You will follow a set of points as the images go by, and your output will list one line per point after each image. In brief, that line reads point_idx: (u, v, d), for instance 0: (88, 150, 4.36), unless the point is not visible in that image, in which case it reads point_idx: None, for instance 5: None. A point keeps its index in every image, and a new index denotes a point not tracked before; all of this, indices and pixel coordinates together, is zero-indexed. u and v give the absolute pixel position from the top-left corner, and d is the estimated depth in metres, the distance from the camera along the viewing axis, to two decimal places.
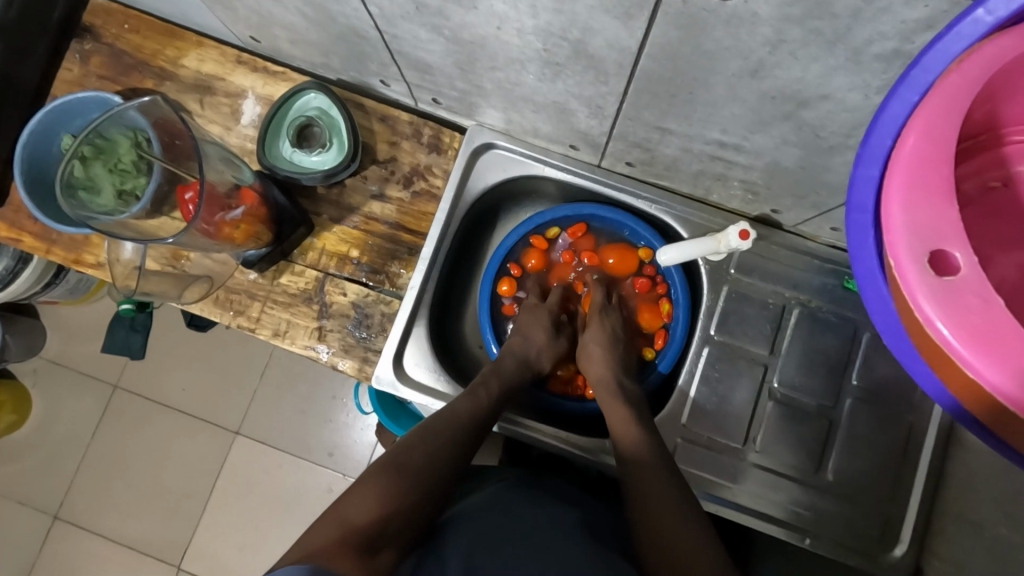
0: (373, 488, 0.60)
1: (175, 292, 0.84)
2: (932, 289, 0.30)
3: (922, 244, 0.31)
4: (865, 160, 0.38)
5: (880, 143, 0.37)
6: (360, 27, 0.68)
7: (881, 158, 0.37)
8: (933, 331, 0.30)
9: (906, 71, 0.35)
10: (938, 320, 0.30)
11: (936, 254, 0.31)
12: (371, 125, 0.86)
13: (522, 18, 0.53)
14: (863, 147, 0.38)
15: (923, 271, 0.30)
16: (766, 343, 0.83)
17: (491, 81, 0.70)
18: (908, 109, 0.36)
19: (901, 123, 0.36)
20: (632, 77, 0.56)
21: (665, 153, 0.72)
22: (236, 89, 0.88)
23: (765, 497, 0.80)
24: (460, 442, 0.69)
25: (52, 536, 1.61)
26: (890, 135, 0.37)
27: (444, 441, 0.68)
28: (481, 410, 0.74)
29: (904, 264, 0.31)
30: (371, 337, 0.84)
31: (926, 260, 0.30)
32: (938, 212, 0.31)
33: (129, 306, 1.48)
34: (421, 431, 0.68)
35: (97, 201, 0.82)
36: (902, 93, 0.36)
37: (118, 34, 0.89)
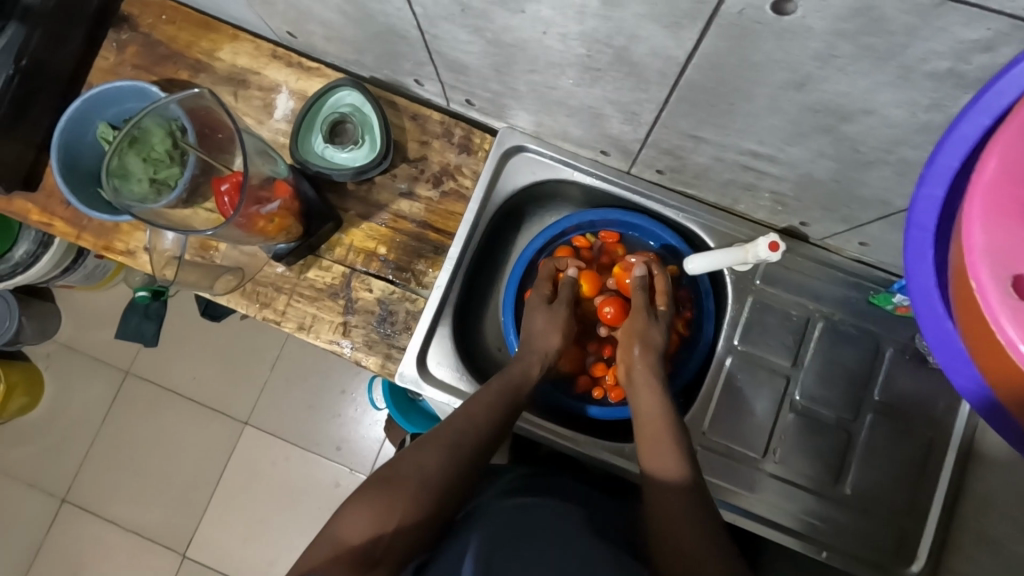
0: (370, 502, 0.62)
1: (207, 283, 0.85)
2: (1015, 312, 0.30)
3: (1004, 267, 0.31)
4: (930, 179, 0.40)
5: (949, 161, 0.38)
6: (400, 26, 0.69)
7: (949, 177, 0.39)
8: (1013, 352, 0.31)
9: (979, 92, 0.36)
10: (1020, 341, 0.30)
11: (1018, 277, 0.31)
12: (402, 123, 0.87)
13: (568, 24, 0.53)
14: (929, 165, 0.40)
15: (1005, 293, 0.31)
16: (788, 355, 0.83)
17: (526, 84, 0.70)
18: (979, 132, 0.37)
19: (971, 143, 0.37)
20: (674, 85, 0.57)
21: (696, 162, 0.72)
22: (270, 83, 0.89)
23: (781, 507, 0.81)
24: (472, 441, 0.70)
25: (59, 518, 1.62)
26: (958, 156, 0.38)
27: (458, 447, 0.68)
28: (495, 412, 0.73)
29: (984, 285, 0.32)
30: (395, 334, 0.85)
31: (1006, 283, 0.31)
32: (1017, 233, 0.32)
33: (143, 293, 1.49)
34: (426, 437, 0.69)
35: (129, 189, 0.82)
36: (972, 117, 0.37)
37: (155, 24, 0.90)
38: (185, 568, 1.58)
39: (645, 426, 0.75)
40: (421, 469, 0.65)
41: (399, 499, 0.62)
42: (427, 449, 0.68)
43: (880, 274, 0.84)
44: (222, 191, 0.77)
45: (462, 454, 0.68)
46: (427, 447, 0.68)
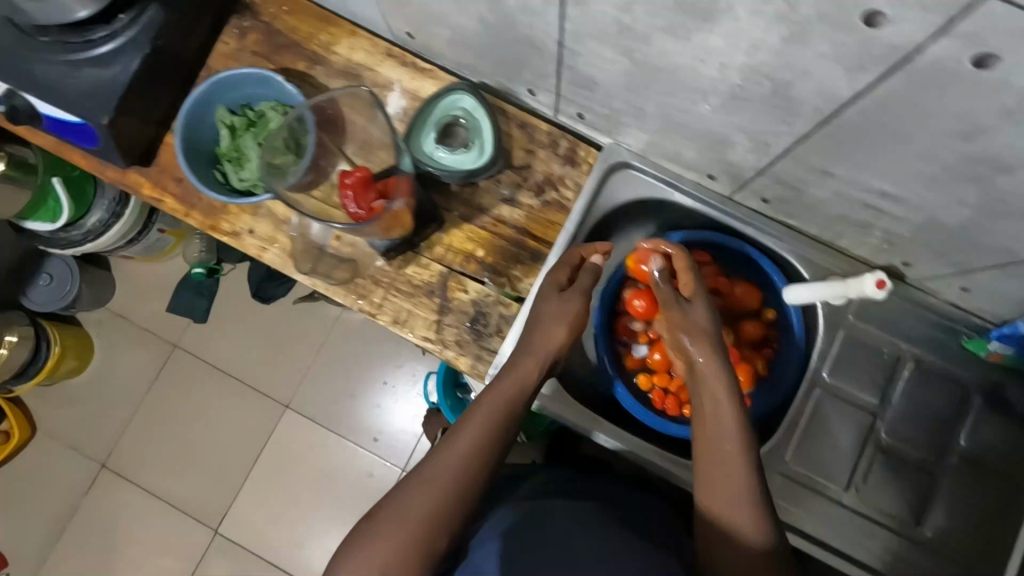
0: (356, 574, 0.55)
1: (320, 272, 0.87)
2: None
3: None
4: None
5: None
6: (540, 40, 0.70)
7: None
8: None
9: None
10: None
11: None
12: (511, 130, 0.89)
13: (734, 55, 0.55)
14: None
15: None
16: (876, 392, 0.84)
17: (655, 106, 0.72)
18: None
19: None
20: (825, 122, 0.58)
21: (813, 195, 0.73)
22: (384, 80, 0.90)
23: (859, 543, 0.81)
24: (472, 465, 0.62)
25: (98, 482, 1.65)
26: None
27: (461, 476, 0.61)
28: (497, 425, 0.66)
29: None
30: (486, 335, 0.86)
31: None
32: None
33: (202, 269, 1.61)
34: (412, 478, 0.61)
35: (240, 175, 0.87)
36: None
37: (276, 14, 0.92)
38: (217, 543, 1.61)
39: (704, 439, 0.65)
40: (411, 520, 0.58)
41: (390, 564, 0.55)
42: (425, 485, 0.60)
43: (974, 320, 0.84)
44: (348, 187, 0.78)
45: (464, 480, 0.61)
46: (415, 489, 0.60)
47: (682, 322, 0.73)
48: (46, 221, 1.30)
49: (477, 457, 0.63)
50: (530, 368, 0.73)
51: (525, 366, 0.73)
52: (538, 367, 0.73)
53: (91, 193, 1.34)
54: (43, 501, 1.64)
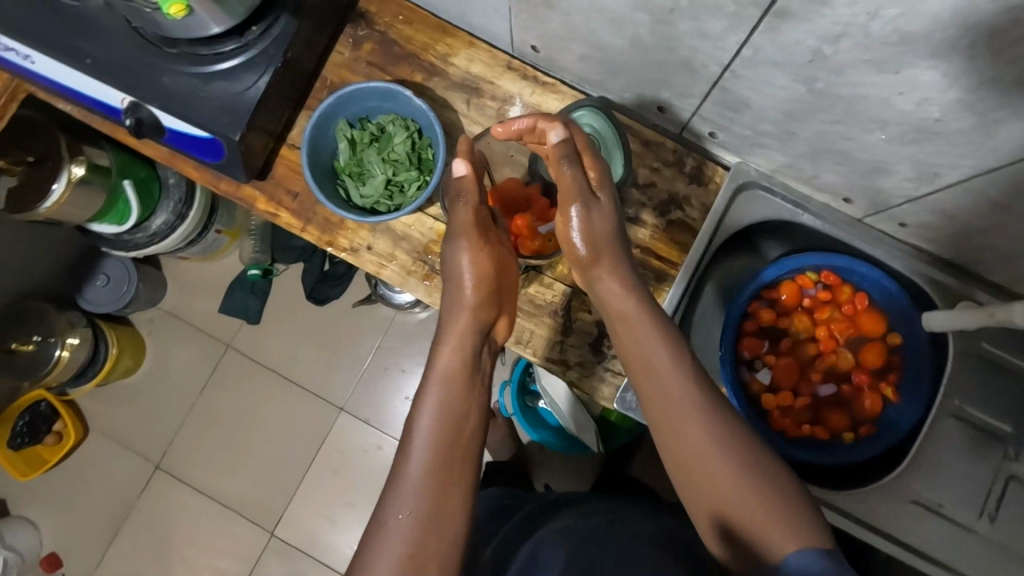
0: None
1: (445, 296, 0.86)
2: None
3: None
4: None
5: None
6: (700, 63, 0.68)
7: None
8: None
9: None
10: None
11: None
12: (635, 148, 0.87)
13: (946, 90, 0.53)
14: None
15: None
16: (1012, 419, 0.82)
17: (814, 131, 0.70)
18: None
19: None
20: (1021, 158, 0.58)
21: (968, 224, 0.72)
22: (503, 94, 0.88)
23: (989, 570, 0.81)
24: (454, 445, 0.61)
25: (153, 484, 1.63)
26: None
27: (444, 468, 0.60)
28: (461, 407, 0.64)
29: None
30: (610, 356, 0.86)
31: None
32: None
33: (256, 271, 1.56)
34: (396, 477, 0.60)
35: (365, 188, 0.84)
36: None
37: (391, 24, 0.90)
38: (274, 545, 1.60)
39: (653, 386, 0.64)
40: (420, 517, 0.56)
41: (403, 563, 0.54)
42: (403, 492, 0.58)
43: None
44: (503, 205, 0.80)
45: (450, 461, 0.60)
46: (408, 485, 0.58)
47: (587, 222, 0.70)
48: (112, 223, 1.22)
49: (449, 442, 0.61)
50: (462, 337, 0.68)
51: (464, 325, 0.69)
52: (468, 336, 0.69)
53: (156, 193, 1.28)
54: (93, 501, 1.61)
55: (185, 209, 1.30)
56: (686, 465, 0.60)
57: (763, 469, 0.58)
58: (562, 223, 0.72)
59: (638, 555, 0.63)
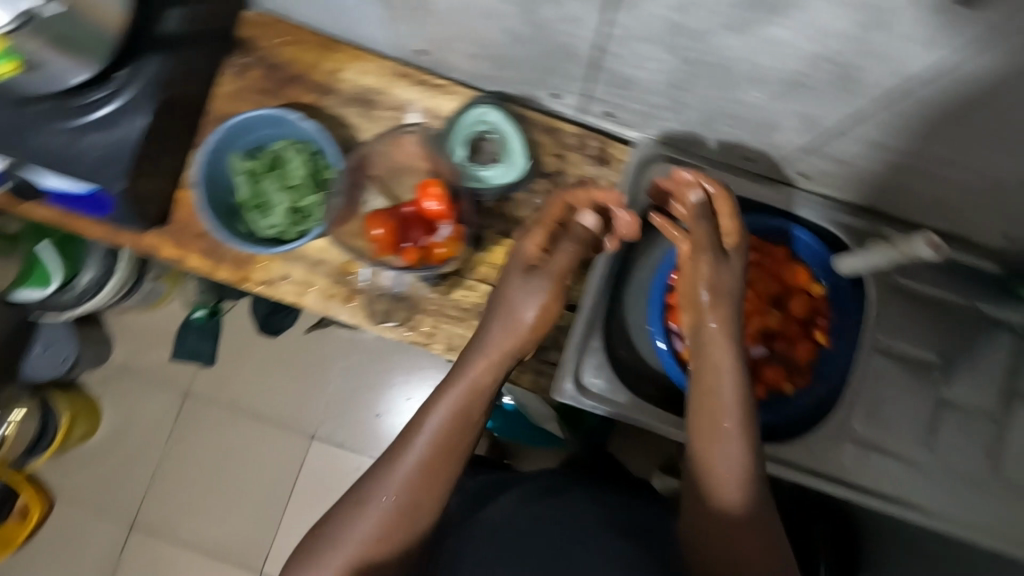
0: (359, 526, 0.60)
1: (370, 316, 0.85)
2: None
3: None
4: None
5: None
6: (575, 46, 0.68)
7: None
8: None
9: None
10: None
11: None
12: (537, 137, 0.86)
13: (801, 44, 0.54)
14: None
15: None
16: (930, 347, 0.85)
17: (700, 98, 0.70)
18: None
19: None
20: (890, 98, 0.57)
21: (861, 166, 0.74)
22: (398, 102, 0.87)
23: (935, 496, 0.83)
24: (457, 443, 0.64)
25: (131, 545, 1.58)
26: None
27: (429, 470, 0.62)
28: (465, 423, 0.65)
29: None
30: (544, 348, 0.85)
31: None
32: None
33: (202, 311, 1.57)
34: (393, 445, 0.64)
35: (270, 219, 0.82)
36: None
37: (273, 47, 0.87)
38: None
39: (701, 414, 0.66)
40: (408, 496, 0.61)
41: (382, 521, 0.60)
42: (393, 474, 0.62)
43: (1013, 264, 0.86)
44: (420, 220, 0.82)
45: (448, 453, 0.63)
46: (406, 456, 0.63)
47: (711, 278, 0.71)
48: (36, 288, 1.17)
49: (443, 451, 0.63)
50: (500, 364, 0.69)
51: (484, 368, 0.68)
52: (504, 364, 0.69)
53: (80, 250, 1.21)
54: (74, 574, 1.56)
55: (111, 263, 1.23)
56: (704, 497, 0.63)
57: (756, 518, 0.62)
58: (692, 273, 0.72)
59: (591, 564, 0.62)
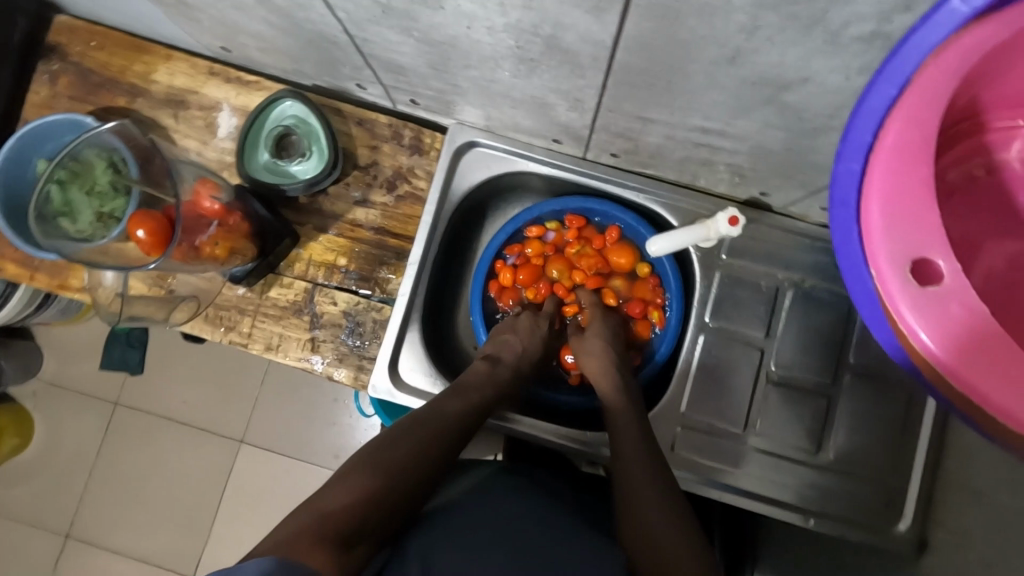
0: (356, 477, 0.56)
1: (156, 316, 0.81)
2: (914, 300, 0.31)
3: (901, 251, 0.32)
4: (858, 123, 0.37)
5: (880, 99, 0.36)
6: (331, 33, 0.67)
7: (877, 117, 0.36)
8: (915, 340, 0.32)
9: (884, 63, 0.35)
10: (920, 328, 0.31)
11: (918, 262, 0.32)
12: (350, 129, 0.85)
13: (493, 16, 0.52)
14: (858, 107, 0.37)
15: (904, 279, 0.32)
16: (761, 326, 0.83)
17: (467, 80, 0.68)
18: (886, 101, 0.35)
19: (880, 115, 0.36)
20: (609, 69, 0.55)
21: (649, 142, 0.71)
22: (209, 101, 0.86)
23: (767, 479, 0.81)
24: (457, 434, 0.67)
25: (65, 557, 1.45)
26: (869, 129, 0.36)
27: (417, 467, 0.60)
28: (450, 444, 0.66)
29: (884, 270, 0.33)
30: (365, 344, 0.84)
31: (907, 272, 0.32)
32: (918, 226, 0.32)
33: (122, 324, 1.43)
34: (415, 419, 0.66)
35: (76, 226, 0.76)
36: (890, 70, 0.35)
37: (85, 52, 0.87)
38: None
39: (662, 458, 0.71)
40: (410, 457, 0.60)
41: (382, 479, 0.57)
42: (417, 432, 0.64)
43: None
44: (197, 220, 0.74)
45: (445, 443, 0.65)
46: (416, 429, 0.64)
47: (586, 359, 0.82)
48: None
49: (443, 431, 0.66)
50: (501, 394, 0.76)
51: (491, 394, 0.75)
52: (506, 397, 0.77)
53: None
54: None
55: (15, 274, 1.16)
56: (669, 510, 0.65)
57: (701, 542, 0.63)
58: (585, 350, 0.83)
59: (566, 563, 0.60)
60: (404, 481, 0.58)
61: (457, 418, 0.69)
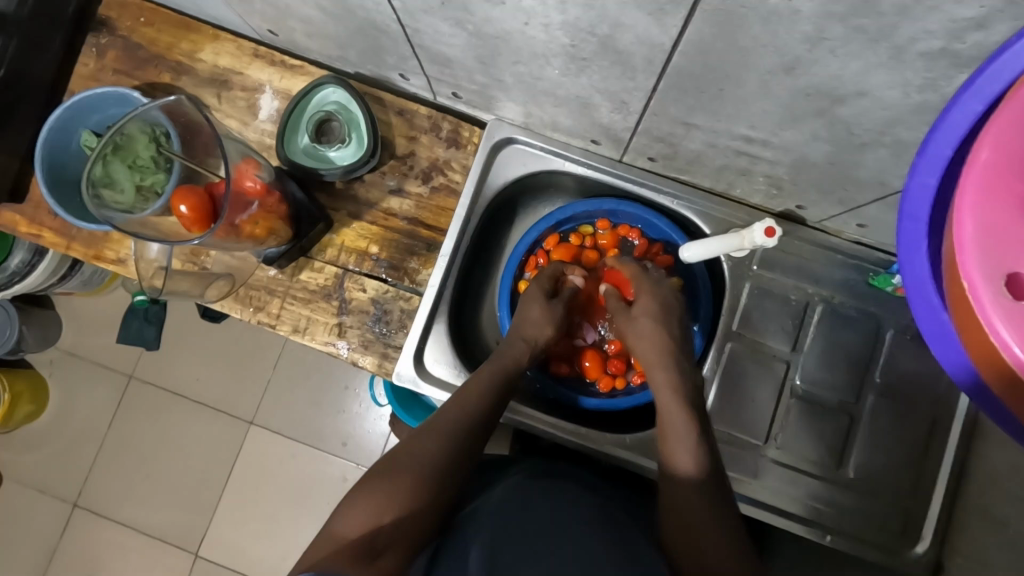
0: (373, 495, 0.61)
1: (200, 294, 0.83)
2: (1008, 314, 0.30)
3: (995, 266, 0.31)
4: (939, 138, 0.38)
5: (965, 114, 0.36)
6: (383, 22, 0.68)
7: (958, 134, 0.37)
8: (1007, 354, 0.31)
9: (970, 79, 0.36)
10: (1014, 344, 0.30)
11: (1011, 276, 0.31)
12: (389, 119, 0.86)
13: (551, 14, 0.52)
14: (940, 121, 0.38)
15: (997, 293, 0.31)
16: (788, 340, 0.83)
17: (512, 76, 0.69)
18: (971, 117, 0.36)
19: (963, 131, 0.37)
20: (662, 72, 0.55)
21: (689, 148, 0.71)
22: (253, 83, 0.87)
23: (784, 491, 0.80)
24: (465, 430, 0.69)
25: (71, 525, 1.46)
26: (950, 143, 0.38)
27: (423, 482, 0.63)
28: (449, 453, 0.66)
29: (976, 283, 0.31)
30: (391, 333, 0.84)
31: (1001, 284, 0.30)
32: (1011, 241, 0.31)
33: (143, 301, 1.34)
34: (429, 425, 0.69)
35: (116, 198, 0.77)
36: (977, 87, 0.36)
37: (134, 28, 0.88)
38: (198, 568, 1.43)
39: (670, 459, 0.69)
40: (432, 463, 0.65)
41: (399, 492, 0.62)
42: (430, 436, 0.68)
43: (879, 254, 0.83)
44: (240, 195, 0.74)
45: (454, 445, 0.67)
46: (433, 437, 0.68)
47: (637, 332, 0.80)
48: None
49: (454, 433, 0.68)
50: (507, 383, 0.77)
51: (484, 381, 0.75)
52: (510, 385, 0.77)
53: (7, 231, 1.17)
54: (16, 557, 1.46)
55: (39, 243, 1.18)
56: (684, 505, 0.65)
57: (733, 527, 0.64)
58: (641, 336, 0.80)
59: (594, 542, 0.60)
60: (416, 490, 0.62)
61: (452, 424, 0.69)
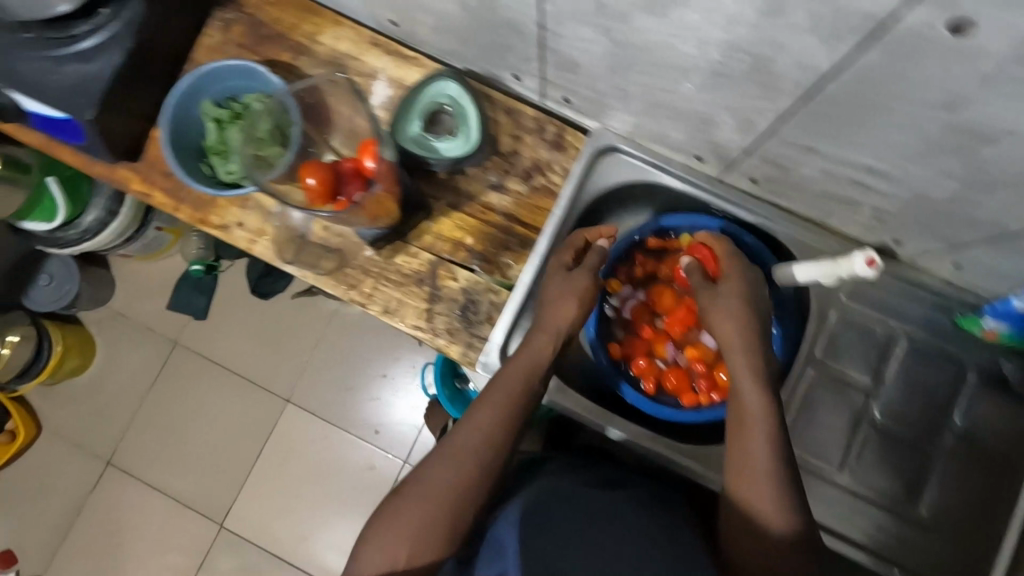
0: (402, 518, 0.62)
1: (311, 266, 0.87)
2: None
3: None
4: None
5: None
6: (522, 23, 0.70)
7: None
8: None
9: None
10: None
11: None
12: (497, 117, 0.89)
13: (712, 30, 0.54)
14: None
15: None
16: (868, 371, 0.84)
17: (639, 87, 0.71)
18: None
19: None
20: (807, 96, 0.57)
21: (801, 173, 0.73)
22: (368, 69, 0.90)
23: (850, 520, 0.81)
24: (494, 441, 0.67)
25: (103, 482, 1.48)
26: None
27: (443, 503, 0.63)
28: (478, 464, 0.65)
29: None
30: (477, 323, 0.86)
31: None
32: None
33: (199, 268, 1.47)
34: (457, 435, 0.68)
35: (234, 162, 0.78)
36: None
37: (260, 5, 0.92)
38: (223, 538, 1.44)
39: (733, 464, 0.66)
40: (458, 480, 0.64)
41: (426, 515, 0.62)
42: (456, 449, 0.66)
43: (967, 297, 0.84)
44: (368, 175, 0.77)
45: (486, 455, 0.66)
46: (462, 446, 0.66)
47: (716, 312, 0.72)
48: (41, 221, 1.15)
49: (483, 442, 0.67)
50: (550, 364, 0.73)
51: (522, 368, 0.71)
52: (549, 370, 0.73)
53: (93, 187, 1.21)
54: (45, 507, 1.47)
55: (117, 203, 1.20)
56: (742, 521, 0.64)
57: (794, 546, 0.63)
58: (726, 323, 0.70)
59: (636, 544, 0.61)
60: (441, 511, 0.62)
61: (478, 434, 0.67)
